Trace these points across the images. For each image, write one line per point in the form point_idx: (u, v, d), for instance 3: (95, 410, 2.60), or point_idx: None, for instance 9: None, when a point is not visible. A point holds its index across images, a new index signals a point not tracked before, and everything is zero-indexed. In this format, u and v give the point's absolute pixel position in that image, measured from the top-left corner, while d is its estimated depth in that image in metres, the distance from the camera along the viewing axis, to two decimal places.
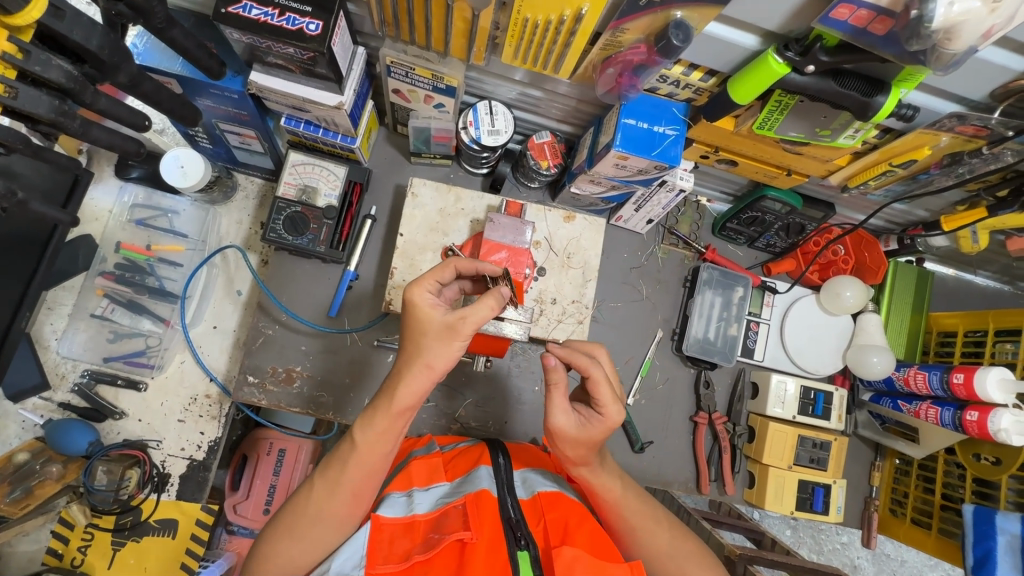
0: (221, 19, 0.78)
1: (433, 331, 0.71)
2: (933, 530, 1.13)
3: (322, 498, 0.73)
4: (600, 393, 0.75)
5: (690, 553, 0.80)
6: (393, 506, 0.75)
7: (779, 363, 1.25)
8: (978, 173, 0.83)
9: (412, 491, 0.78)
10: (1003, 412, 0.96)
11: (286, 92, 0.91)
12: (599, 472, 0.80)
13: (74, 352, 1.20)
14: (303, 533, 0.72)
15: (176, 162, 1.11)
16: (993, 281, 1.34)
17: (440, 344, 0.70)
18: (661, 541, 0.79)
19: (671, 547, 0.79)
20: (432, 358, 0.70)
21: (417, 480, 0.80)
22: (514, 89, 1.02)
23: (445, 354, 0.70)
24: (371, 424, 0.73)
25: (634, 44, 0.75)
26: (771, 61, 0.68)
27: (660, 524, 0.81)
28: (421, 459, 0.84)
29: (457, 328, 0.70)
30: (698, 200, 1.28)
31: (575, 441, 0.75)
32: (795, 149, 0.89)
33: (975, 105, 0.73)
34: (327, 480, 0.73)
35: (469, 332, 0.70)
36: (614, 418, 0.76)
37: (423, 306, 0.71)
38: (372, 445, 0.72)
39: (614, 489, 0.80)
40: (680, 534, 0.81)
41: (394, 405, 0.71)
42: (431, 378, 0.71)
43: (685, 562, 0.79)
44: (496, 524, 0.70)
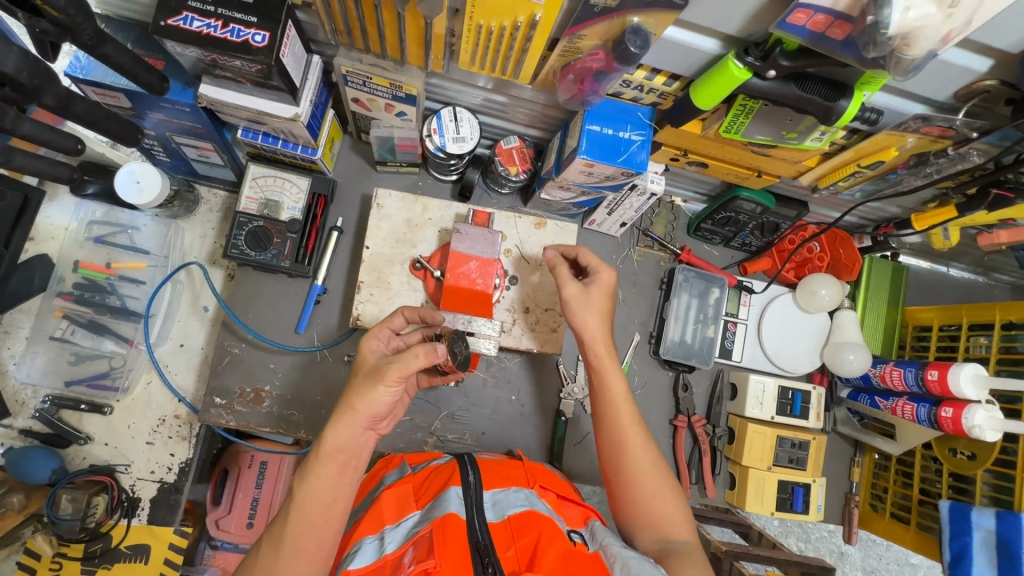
0: (161, 32, 0.74)
1: (367, 377, 0.72)
2: (912, 525, 1.13)
3: (268, 559, 0.68)
4: (587, 258, 0.92)
5: (663, 484, 0.80)
6: (360, 555, 0.71)
7: (758, 364, 1.24)
8: (946, 173, 0.81)
9: (384, 531, 0.74)
10: (978, 408, 0.96)
11: (239, 105, 0.88)
12: (608, 368, 0.85)
13: (34, 377, 1.16)
14: None
15: (131, 177, 1.07)
16: (968, 272, 1.35)
17: (366, 387, 0.70)
18: (640, 463, 0.81)
19: (646, 472, 0.80)
20: (355, 400, 0.70)
21: (388, 517, 0.77)
22: (478, 95, 0.99)
23: (370, 397, 0.69)
24: (314, 473, 0.70)
25: (593, 50, 0.73)
26: (731, 66, 0.66)
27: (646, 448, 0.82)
28: (392, 489, 0.82)
29: (382, 373, 0.69)
30: (673, 200, 1.26)
31: (586, 305, 0.88)
32: (764, 152, 0.88)
33: (941, 106, 0.72)
34: (271, 538, 0.69)
35: (394, 378, 0.69)
36: (609, 277, 0.90)
37: (366, 350, 0.78)
38: (318, 494, 0.69)
39: (616, 396, 0.84)
40: (660, 471, 0.81)
41: (318, 447, 0.70)
42: (358, 421, 0.70)
43: (656, 489, 0.79)
44: (463, 549, 0.68)
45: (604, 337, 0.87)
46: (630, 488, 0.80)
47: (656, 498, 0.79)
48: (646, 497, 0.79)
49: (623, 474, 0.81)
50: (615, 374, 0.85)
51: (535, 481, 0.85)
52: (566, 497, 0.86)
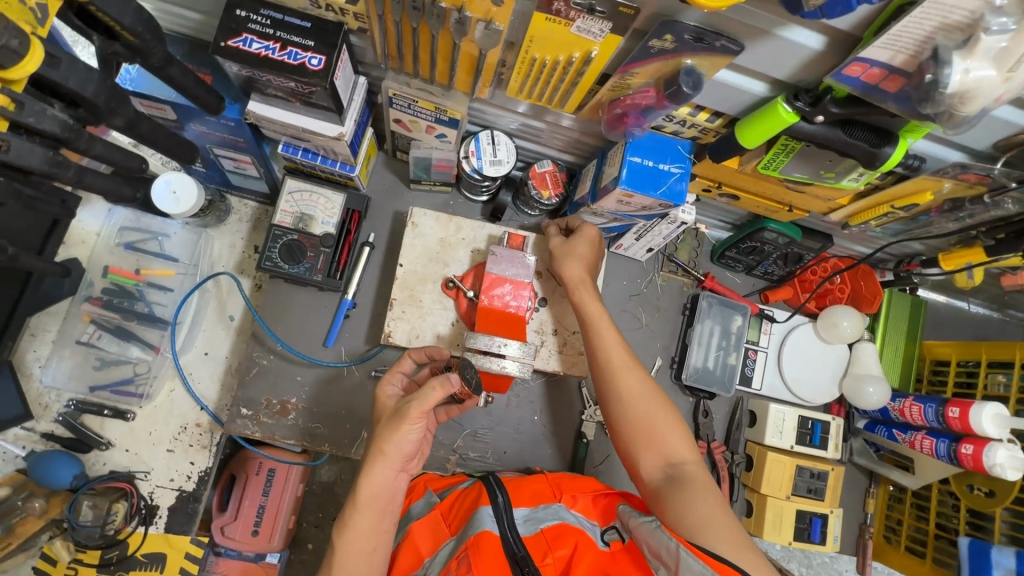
0: (220, 52, 0.76)
1: (392, 421, 0.75)
2: (927, 559, 1.14)
3: None
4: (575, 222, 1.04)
5: (659, 408, 0.85)
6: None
7: (777, 392, 1.25)
8: (978, 218, 0.83)
9: (425, 564, 0.77)
10: (998, 447, 0.98)
11: (286, 123, 0.90)
12: (592, 304, 0.95)
13: (58, 381, 1.16)
14: None
15: (168, 187, 1.08)
16: (983, 308, 1.36)
17: (393, 431, 0.73)
18: (632, 390, 0.86)
19: (642, 397, 0.85)
20: (386, 444, 0.73)
21: (424, 549, 0.78)
22: (516, 120, 1.01)
23: (399, 438, 0.73)
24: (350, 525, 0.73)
25: (643, 87, 0.74)
26: (780, 110, 0.68)
27: (638, 376, 0.88)
28: (421, 519, 0.82)
29: (404, 413, 0.72)
30: (698, 227, 1.28)
31: (570, 253, 0.99)
32: (799, 188, 0.90)
33: (979, 154, 0.74)
34: None
35: (415, 414, 0.72)
36: (593, 233, 1.01)
37: (384, 396, 0.82)
38: (356, 544, 0.73)
39: (604, 332, 0.91)
40: (654, 395, 0.86)
41: (354, 499, 0.74)
42: (390, 464, 0.73)
43: (654, 414, 0.84)
44: (502, 561, 0.71)
45: (586, 278, 0.97)
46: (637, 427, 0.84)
47: (656, 420, 0.84)
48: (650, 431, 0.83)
49: (619, 402, 0.86)
50: (597, 312, 0.93)
51: (563, 491, 0.84)
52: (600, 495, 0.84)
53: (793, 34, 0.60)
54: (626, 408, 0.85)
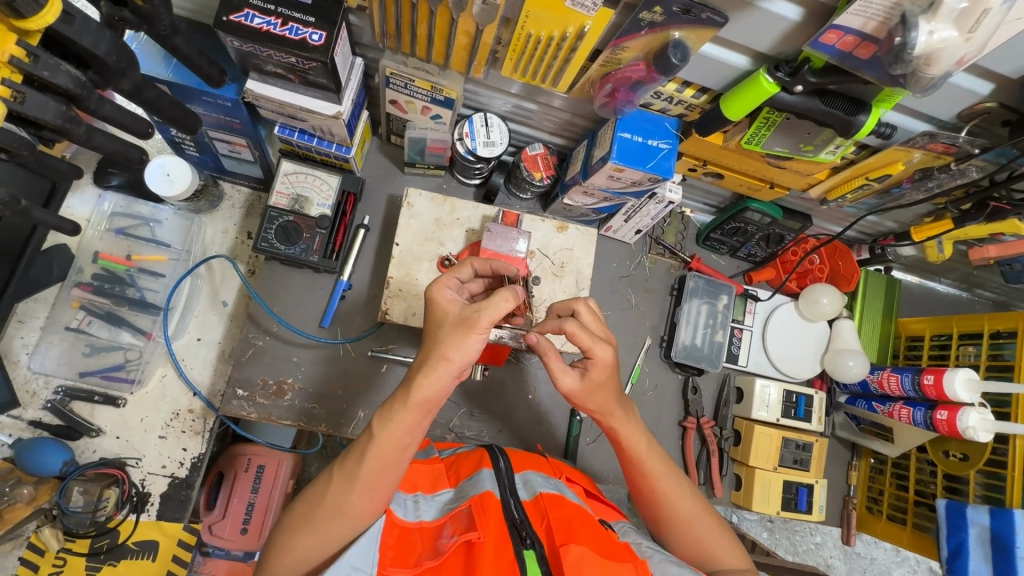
0: (222, 27, 0.77)
1: (452, 325, 0.71)
2: (908, 526, 1.19)
3: (338, 494, 0.71)
4: (578, 338, 0.74)
5: (711, 525, 0.82)
6: (402, 507, 0.76)
7: (763, 368, 1.30)
8: (945, 188, 0.89)
9: (419, 496, 0.79)
10: (970, 411, 1.02)
11: (285, 101, 0.91)
12: (628, 424, 0.82)
13: (47, 368, 1.15)
14: (317, 526, 0.70)
15: (162, 169, 1.09)
16: (953, 288, 1.43)
17: (457, 336, 0.69)
18: (681, 512, 0.82)
19: (691, 516, 0.82)
20: (448, 350, 0.69)
21: (422, 487, 0.81)
22: (509, 102, 1.04)
23: (463, 347, 0.69)
24: (391, 417, 0.71)
25: (634, 61, 0.78)
26: (762, 80, 0.72)
27: (683, 491, 0.83)
28: (424, 464, 0.85)
29: (472, 320, 0.69)
30: (683, 211, 1.32)
31: (591, 391, 0.78)
32: (779, 164, 0.94)
33: (944, 125, 0.79)
34: (344, 473, 0.71)
35: (486, 324, 0.69)
36: (607, 354, 0.76)
37: (442, 300, 0.75)
38: (394, 438, 0.70)
39: (642, 457, 0.82)
40: (703, 512, 0.83)
41: (407, 395, 0.70)
42: (449, 371, 0.70)
43: (705, 531, 0.81)
44: (501, 525, 0.70)
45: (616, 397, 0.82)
46: (684, 535, 0.81)
47: (704, 532, 0.81)
48: (697, 541, 0.81)
49: (670, 523, 0.82)
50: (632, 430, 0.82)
51: (562, 472, 0.89)
52: (593, 493, 0.89)
53: (773, 6, 0.64)
54: (676, 531, 0.82)
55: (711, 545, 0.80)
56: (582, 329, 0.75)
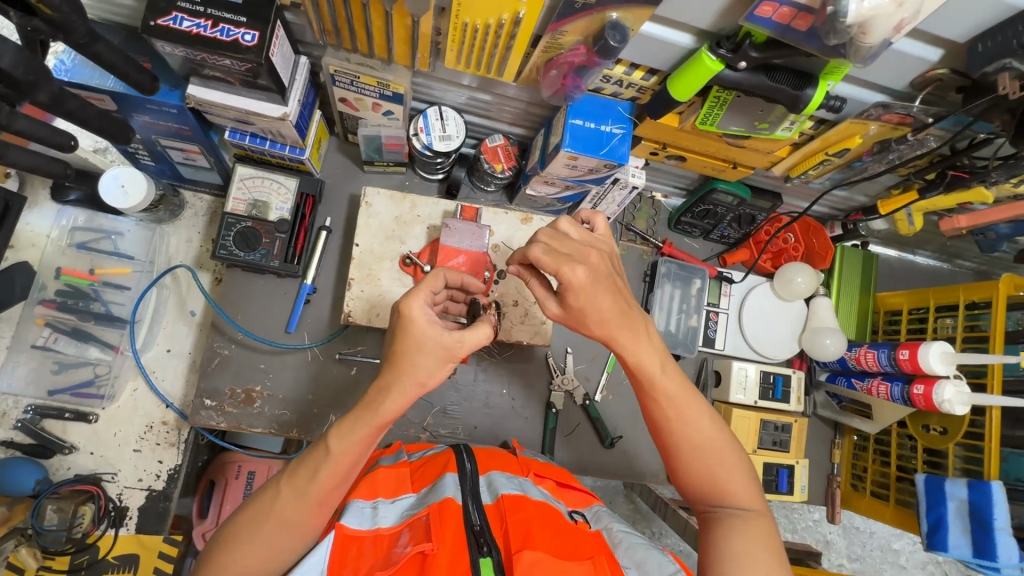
0: (151, 32, 0.75)
1: (429, 346, 0.67)
2: (891, 501, 1.18)
3: (287, 506, 0.69)
4: (543, 262, 0.69)
5: (726, 457, 0.75)
6: (358, 517, 0.72)
7: (741, 351, 1.29)
8: (906, 159, 0.87)
9: (378, 502, 0.76)
10: (946, 384, 1.01)
11: (227, 105, 0.89)
12: (638, 344, 0.73)
13: (15, 388, 1.14)
14: (262, 538, 0.68)
15: (116, 181, 1.07)
16: (934, 259, 1.41)
17: (435, 363, 0.67)
18: (693, 440, 0.75)
19: (705, 446, 0.75)
20: (426, 377, 0.67)
21: (382, 491, 0.79)
22: (463, 94, 1.02)
23: (439, 376, 0.68)
24: (350, 433, 0.69)
25: (575, 45, 0.76)
26: (705, 58, 0.70)
27: (700, 413, 0.75)
28: (388, 469, 0.83)
29: (455, 352, 0.68)
30: (653, 196, 1.30)
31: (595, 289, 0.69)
32: (739, 143, 0.92)
33: (899, 94, 0.77)
34: (295, 486, 0.70)
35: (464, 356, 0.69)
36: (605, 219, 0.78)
37: (421, 321, 0.67)
38: (350, 454, 0.69)
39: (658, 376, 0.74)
40: (718, 442, 0.75)
41: (374, 415, 0.68)
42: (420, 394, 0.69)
43: (719, 465, 0.74)
44: (460, 532, 0.69)
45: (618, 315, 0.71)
46: (695, 463, 0.75)
47: (715, 465, 0.74)
48: (709, 473, 0.74)
49: (680, 450, 0.75)
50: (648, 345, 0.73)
51: (531, 469, 0.87)
52: (565, 484, 0.87)
53: None
54: (686, 459, 0.75)
55: (722, 479, 0.74)
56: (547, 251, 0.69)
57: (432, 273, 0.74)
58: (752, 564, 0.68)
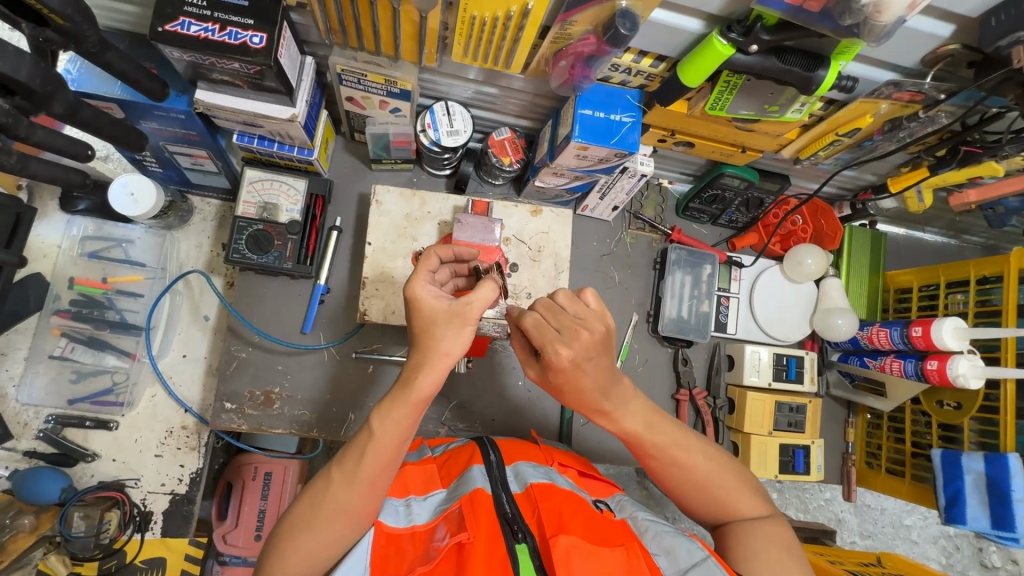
0: (159, 38, 0.75)
1: (440, 320, 0.66)
2: (907, 477, 1.19)
3: (339, 493, 0.69)
4: (533, 334, 0.67)
5: (729, 480, 0.78)
6: (393, 515, 0.74)
7: (752, 335, 1.29)
8: (917, 137, 0.87)
9: (410, 500, 0.78)
10: (960, 358, 1.02)
11: (235, 108, 0.89)
12: (626, 407, 0.74)
13: (35, 398, 1.15)
14: (319, 527, 0.69)
15: (125, 189, 1.07)
16: (941, 236, 1.41)
17: (453, 330, 0.66)
18: (696, 475, 0.77)
19: (707, 477, 0.78)
20: (448, 345, 0.66)
21: (414, 488, 0.80)
22: (469, 88, 1.02)
23: (458, 338, 0.67)
24: (391, 414, 0.68)
25: (584, 35, 0.76)
26: (716, 43, 0.70)
27: (689, 450, 0.77)
28: (416, 465, 0.84)
29: (465, 313, 0.67)
30: (660, 183, 1.30)
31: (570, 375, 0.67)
32: (747, 127, 0.92)
33: (910, 72, 0.77)
34: (344, 472, 0.70)
35: (477, 315, 0.67)
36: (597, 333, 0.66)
37: (425, 297, 0.67)
38: (395, 434, 0.69)
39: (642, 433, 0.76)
40: (719, 468, 0.78)
41: (409, 393, 0.67)
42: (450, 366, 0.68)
43: (724, 490, 0.78)
44: (494, 520, 0.70)
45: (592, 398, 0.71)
46: (702, 495, 0.78)
47: (722, 490, 0.77)
48: (717, 501, 0.78)
49: (685, 486, 0.78)
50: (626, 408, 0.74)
51: (555, 458, 0.88)
52: (588, 473, 0.88)
53: None
54: (693, 493, 0.78)
55: (730, 499, 0.77)
56: (541, 320, 0.67)
57: (426, 255, 0.75)
58: (771, 558, 0.71)
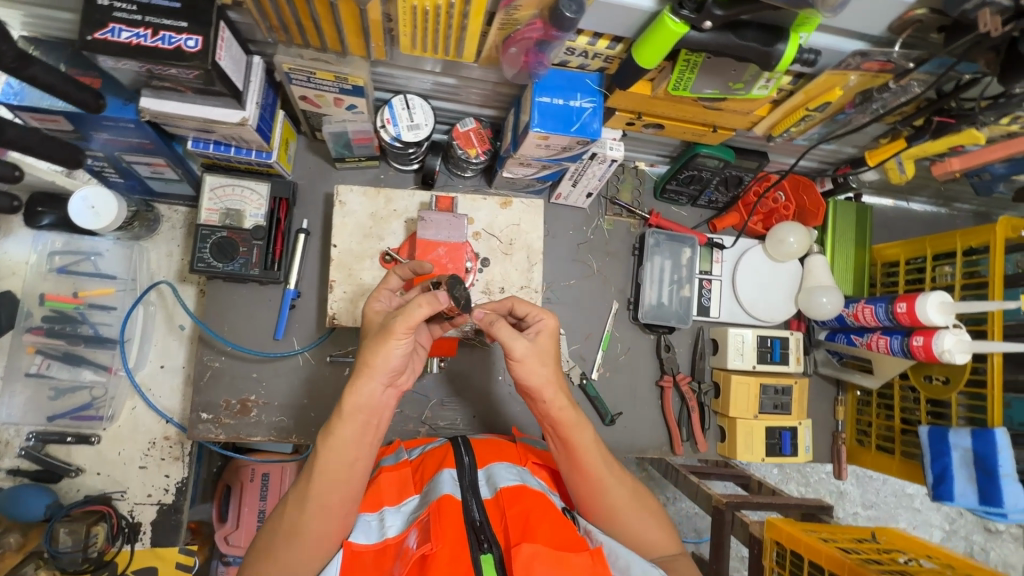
0: (89, 47, 0.72)
1: (377, 335, 0.70)
2: (897, 454, 1.17)
3: (293, 517, 0.70)
4: (524, 305, 0.80)
5: (649, 514, 0.81)
6: (365, 532, 0.73)
7: (737, 317, 1.27)
8: (892, 107, 0.83)
9: (384, 512, 0.77)
10: (946, 333, 0.99)
11: (185, 114, 0.86)
12: (574, 418, 0.78)
13: (15, 417, 1.14)
14: (278, 552, 0.69)
15: (85, 203, 1.04)
16: (931, 205, 1.37)
17: (378, 343, 0.68)
18: (618, 503, 0.79)
19: (628, 509, 0.79)
20: (371, 357, 0.68)
21: (387, 499, 0.79)
22: (428, 80, 0.98)
23: (385, 353, 0.67)
24: (334, 432, 0.70)
25: (531, 20, 0.72)
26: (668, 21, 0.66)
27: (624, 483, 0.80)
28: (390, 470, 0.83)
29: (390, 328, 0.67)
30: (636, 165, 1.27)
31: (540, 356, 0.76)
32: (715, 106, 0.88)
33: (878, 41, 0.73)
34: (297, 496, 0.70)
35: (403, 330, 0.67)
36: (552, 322, 0.79)
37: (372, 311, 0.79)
38: (337, 451, 0.69)
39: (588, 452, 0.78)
40: (641, 501, 0.81)
41: (340, 406, 0.69)
42: (376, 378, 0.68)
43: (642, 521, 0.80)
44: (461, 529, 0.69)
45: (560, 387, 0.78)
46: (619, 524, 0.79)
47: (640, 522, 0.80)
48: (635, 532, 0.79)
49: (603, 515, 0.79)
50: (580, 428, 0.78)
51: (529, 458, 0.88)
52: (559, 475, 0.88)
53: None
54: (612, 521, 0.79)
55: (645, 532, 0.79)
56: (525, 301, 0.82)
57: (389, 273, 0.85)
58: None
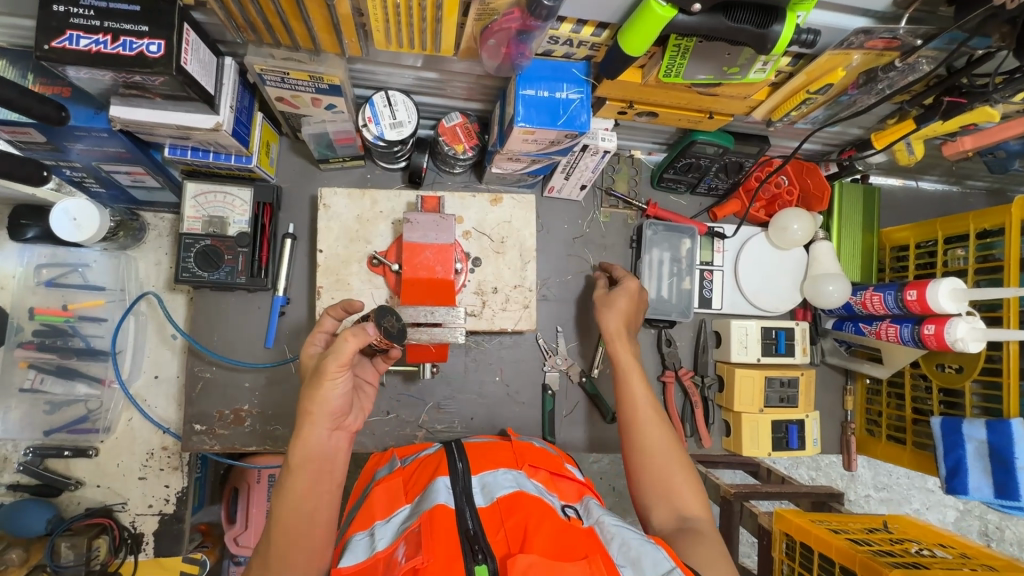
0: (48, 58, 0.69)
1: (312, 379, 0.72)
2: (908, 445, 1.13)
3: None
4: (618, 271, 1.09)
5: (685, 469, 0.84)
6: (355, 552, 0.70)
7: (739, 308, 1.23)
8: (899, 87, 0.78)
9: (374, 527, 0.74)
10: (959, 322, 0.95)
11: (157, 122, 0.83)
12: (631, 366, 0.94)
13: (11, 433, 1.13)
14: None
15: (67, 214, 1.01)
16: (942, 184, 1.31)
17: (316, 387, 0.71)
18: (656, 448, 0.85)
19: (665, 458, 0.84)
20: (311, 405, 0.70)
21: (378, 513, 0.76)
22: (409, 75, 0.94)
23: (322, 395, 0.70)
24: (285, 491, 0.71)
25: (508, 10, 0.68)
26: (655, 5, 0.62)
27: (667, 437, 0.87)
28: (381, 484, 0.81)
29: (322, 370, 0.70)
30: (632, 154, 1.22)
31: (614, 307, 1.00)
32: (710, 92, 0.84)
33: (882, 16, 0.68)
34: (260, 559, 0.70)
35: (335, 369, 0.70)
36: (633, 286, 1.04)
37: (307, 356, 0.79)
38: (290, 506, 0.70)
39: (642, 408, 0.89)
40: (681, 458, 0.85)
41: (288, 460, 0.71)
42: (325, 424, 0.71)
43: (677, 473, 0.83)
44: (454, 540, 0.66)
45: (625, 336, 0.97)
46: (653, 472, 0.84)
47: (675, 475, 0.83)
48: (668, 482, 0.83)
49: (641, 462, 0.85)
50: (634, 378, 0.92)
51: (525, 461, 0.84)
52: (559, 475, 0.85)
53: None
54: (647, 466, 0.85)
55: (677, 486, 0.82)
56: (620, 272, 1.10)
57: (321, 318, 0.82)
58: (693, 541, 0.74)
